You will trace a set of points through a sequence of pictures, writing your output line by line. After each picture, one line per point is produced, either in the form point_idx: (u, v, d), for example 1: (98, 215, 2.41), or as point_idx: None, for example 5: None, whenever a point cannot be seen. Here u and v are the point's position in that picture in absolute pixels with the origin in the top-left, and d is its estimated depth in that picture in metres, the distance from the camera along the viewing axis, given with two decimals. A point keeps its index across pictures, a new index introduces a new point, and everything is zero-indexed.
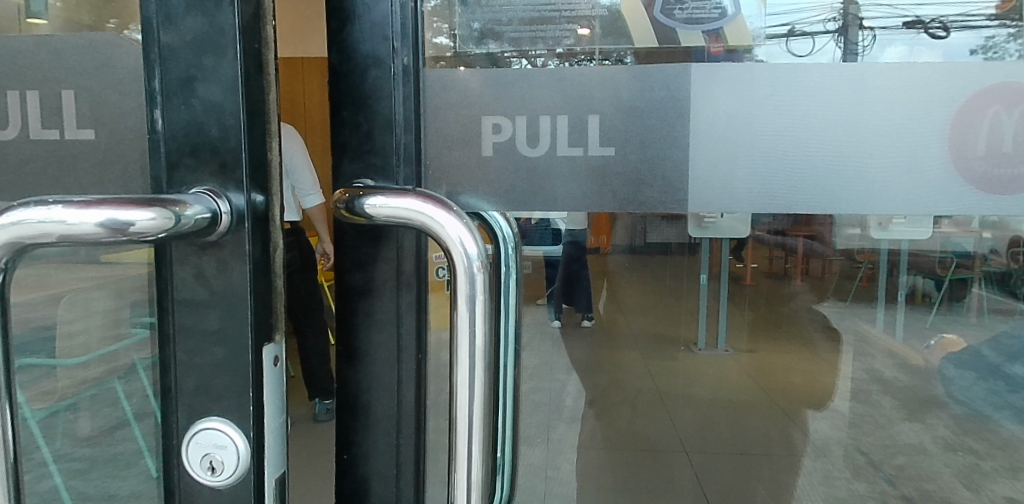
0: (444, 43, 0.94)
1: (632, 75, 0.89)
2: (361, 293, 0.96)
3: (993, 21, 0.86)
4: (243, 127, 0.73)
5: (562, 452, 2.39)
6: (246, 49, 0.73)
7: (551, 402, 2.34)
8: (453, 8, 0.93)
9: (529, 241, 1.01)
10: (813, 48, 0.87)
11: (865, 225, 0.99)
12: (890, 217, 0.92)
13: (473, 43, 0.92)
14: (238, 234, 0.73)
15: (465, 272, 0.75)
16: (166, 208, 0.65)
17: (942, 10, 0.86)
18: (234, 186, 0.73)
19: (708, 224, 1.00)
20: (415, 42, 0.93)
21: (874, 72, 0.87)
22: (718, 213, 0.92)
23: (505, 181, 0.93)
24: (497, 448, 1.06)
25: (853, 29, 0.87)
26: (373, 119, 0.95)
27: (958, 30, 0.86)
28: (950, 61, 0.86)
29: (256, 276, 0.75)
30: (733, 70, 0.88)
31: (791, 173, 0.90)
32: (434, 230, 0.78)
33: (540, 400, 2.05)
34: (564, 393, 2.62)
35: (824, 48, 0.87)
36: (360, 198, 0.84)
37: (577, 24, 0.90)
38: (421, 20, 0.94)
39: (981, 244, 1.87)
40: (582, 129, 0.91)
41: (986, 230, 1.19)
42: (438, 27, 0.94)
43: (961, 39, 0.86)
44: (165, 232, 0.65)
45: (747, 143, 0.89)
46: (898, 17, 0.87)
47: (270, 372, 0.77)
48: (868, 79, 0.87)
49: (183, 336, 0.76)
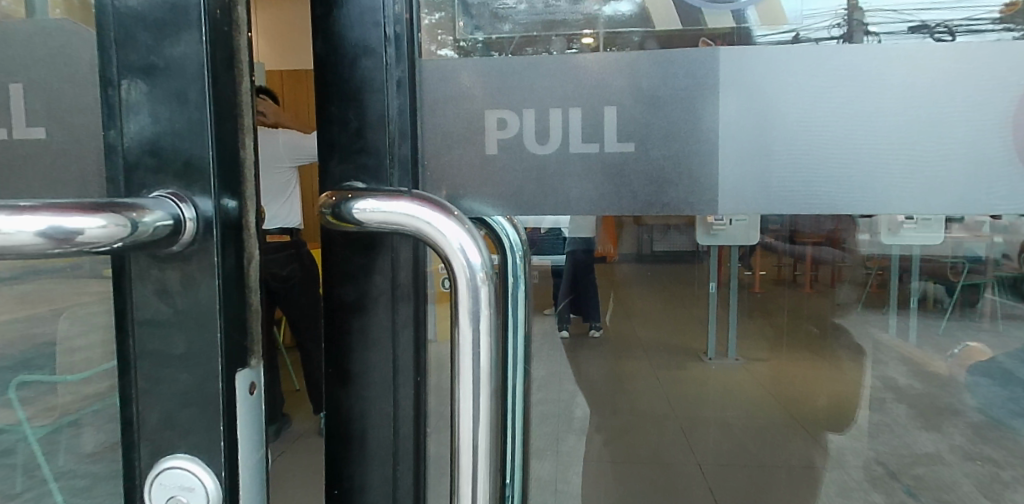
0: (450, 55, 0.84)
1: (654, 61, 0.80)
2: (352, 309, 0.86)
3: (998, 25, 0.77)
4: (208, 120, 0.63)
5: (572, 466, 2.29)
6: (214, 32, 0.63)
7: (561, 413, 2.25)
8: (457, 19, 0.84)
9: (537, 250, 0.95)
10: (819, 57, 0.78)
11: (875, 230, 0.93)
12: (902, 220, 0.84)
13: (479, 54, 0.83)
14: (205, 245, 0.63)
15: (468, 284, 0.66)
16: (119, 214, 0.56)
17: (947, 15, 0.77)
18: (200, 189, 0.63)
19: (718, 231, 0.91)
20: (405, 34, 0.84)
21: (925, 56, 0.78)
22: (728, 217, 0.83)
23: (513, 182, 0.84)
24: (507, 467, 1.02)
25: (858, 35, 0.78)
26: (364, 115, 0.86)
27: (965, 35, 0.77)
28: (1001, 43, 0.77)
29: (227, 291, 0.65)
30: (767, 55, 0.79)
31: (835, 167, 0.80)
32: (431, 239, 0.68)
33: (548, 412, 1.96)
34: (575, 404, 2.51)
35: (833, 57, 0.78)
36: (348, 202, 0.74)
37: (579, 31, 0.82)
38: (419, 33, 0.85)
39: (995, 248, 1.82)
40: (597, 122, 0.81)
41: (1012, 233, 1.12)
42: (444, 38, 0.84)
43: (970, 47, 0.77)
44: (119, 242, 0.56)
45: (785, 138, 0.79)
46: (903, 22, 0.78)
47: (245, 403, 0.67)
48: (919, 65, 0.78)
49: (144, 361, 0.66)
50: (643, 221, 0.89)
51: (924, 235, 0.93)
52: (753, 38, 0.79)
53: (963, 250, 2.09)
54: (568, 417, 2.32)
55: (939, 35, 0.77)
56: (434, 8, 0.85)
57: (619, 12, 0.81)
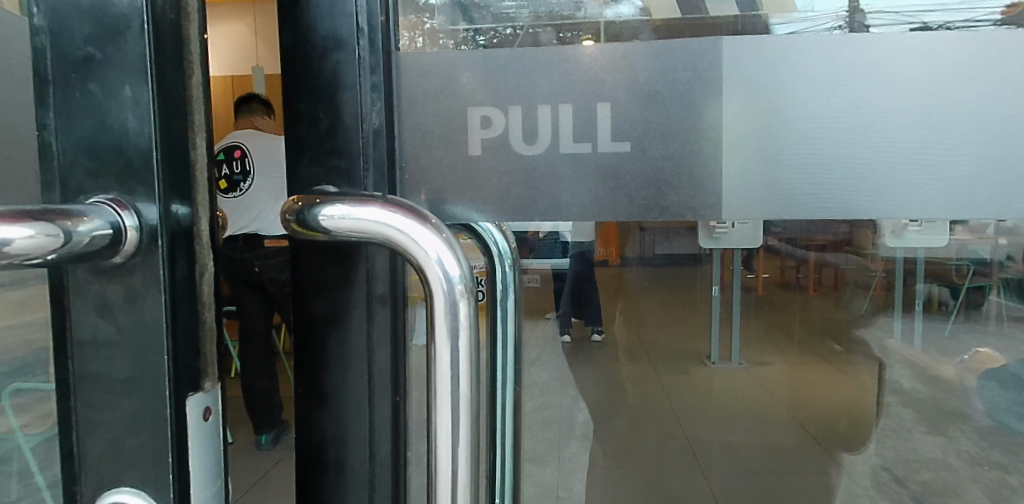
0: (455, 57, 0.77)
1: (651, 53, 0.73)
2: (325, 324, 0.80)
3: (999, 28, 0.70)
4: (153, 118, 0.57)
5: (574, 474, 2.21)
6: (158, 20, 0.57)
7: (560, 419, 2.18)
8: (456, 25, 0.78)
9: (534, 255, 0.91)
10: (830, 50, 0.71)
11: (881, 230, 0.87)
12: (907, 225, 0.77)
13: (478, 50, 0.76)
14: (149, 257, 0.57)
15: (446, 299, 0.59)
16: (52, 222, 0.49)
17: (946, 16, 0.71)
18: (144, 195, 0.56)
19: (720, 235, 0.84)
20: (379, 28, 0.78)
21: (944, 49, 0.71)
22: (731, 222, 0.77)
23: (499, 185, 0.77)
24: (496, 482, 0.99)
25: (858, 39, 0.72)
26: (335, 113, 0.79)
27: (966, 37, 0.70)
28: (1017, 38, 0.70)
29: (176, 308, 0.59)
30: (776, 45, 0.72)
31: (850, 167, 0.73)
32: (404, 249, 0.61)
33: (548, 420, 1.90)
34: (575, 409, 2.46)
35: (843, 50, 0.71)
36: (314, 207, 0.66)
37: (578, 39, 0.75)
38: (397, 28, 0.79)
39: (999, 251, 1.78)
40: (590, 119, 0.74)
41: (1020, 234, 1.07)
42: (444, 43, 0.78)
43: (970, 51, 0.71)
44: (51, 253, 0.49)
45: (794, 136, 0.72)
46: (903, 25, 0.71)
47: (199, 430, 0.61)
48: (938, 57, 0.71)
49: (85, 386, 0.59)
50: (643, 226, 0.82)
51: (935, 236, 0.86)
52: (760, 26, 0.72)
53: (968, 252, 2.03)
54: (568, 422, 2.26)
55: (940, 37, 0.71)
56: (434, 12, 0.79)
57: (621, 17, 0.75)
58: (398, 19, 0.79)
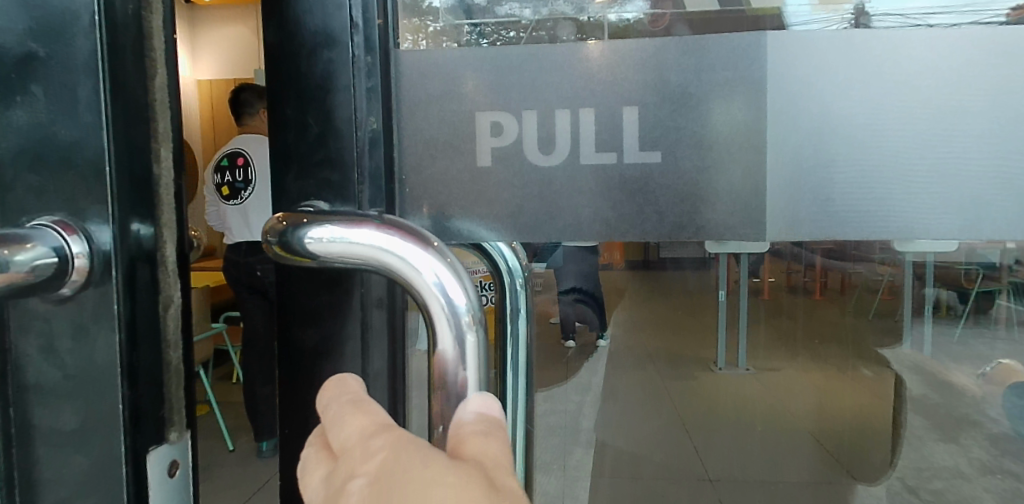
0: (457, 53, 0.68)
1: (684, 50, 0.65)
2: (316, 357, 0.72)
3: (1005, 31, 0.61)
4: (104, 121, 0.48)
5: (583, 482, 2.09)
6: (113, 12, 0.48)
7: (568, 425, 2.07)
8: (460, 22, 0.68)
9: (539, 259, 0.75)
10: (879, 44, 0.62)
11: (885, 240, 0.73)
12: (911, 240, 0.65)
13: (484, 46, 0.68)
14: (103, 290, 0.48)
15: (452, 333, 0.49)
16: None
17: (953, 19, 0.61)
18: (96, 215, 0.48)
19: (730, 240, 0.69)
20: (376, 31, 0.70)
21: (1003, 43, 0.61)
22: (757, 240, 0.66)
23: (512, 200, 0.68)
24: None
25: (868, 41, 0.62)
26: (326, 119, 0.71)
27: (992, 34, 0.61)
28: None
29: (134, 346, 0.50)
30: (821, 38, 0.63)
31: (913, 179, 0.63)
32: (402, 277, 0.51)
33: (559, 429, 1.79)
34: (582, 415, 2.33)
35: (894, 45, 0.62)
36: (299, 228, 0.57)
37: (583, 41, 0.66)
38: (396, 23, 0.71)
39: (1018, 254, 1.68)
40: (614, 126, 0.66)
41: None
42: (446, 43, 0.69)
43: (1007, 50, 0.61)
44: None
45: (847, 142, 0.63)
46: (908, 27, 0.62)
47: (163, 489, 0.52)
48: (1000, 53, 0.61)
49: (30, 437, 0.51)
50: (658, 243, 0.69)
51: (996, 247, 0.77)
52: (786, 23, 0.63)
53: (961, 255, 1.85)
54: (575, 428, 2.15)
55: (947, 38, 0.61)
56: (438, 15, 0.70)
57: (625, 20, 0.66)
58: (397, 20, 0.71)
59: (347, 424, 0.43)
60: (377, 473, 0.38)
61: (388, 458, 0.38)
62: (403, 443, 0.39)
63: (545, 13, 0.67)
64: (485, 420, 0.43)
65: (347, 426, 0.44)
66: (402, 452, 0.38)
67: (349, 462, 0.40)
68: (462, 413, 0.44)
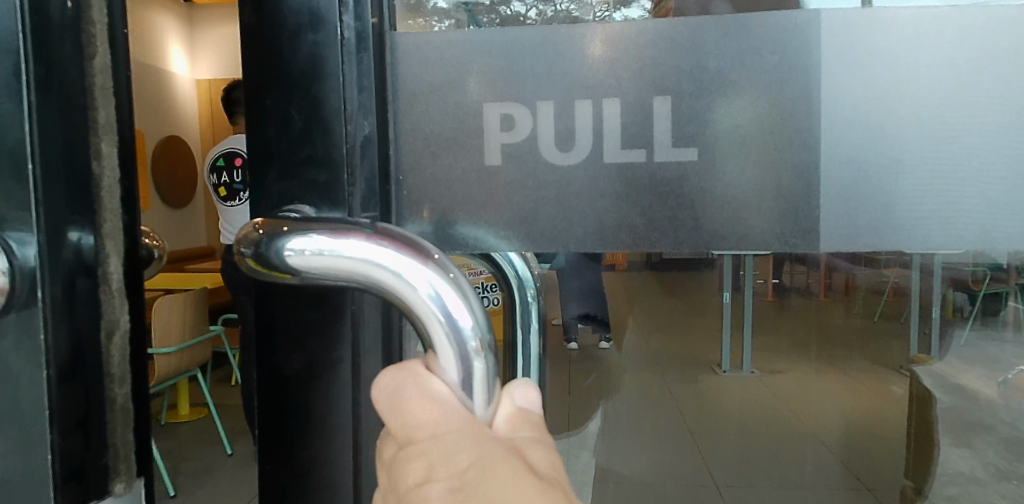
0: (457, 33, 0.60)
1: (724, 32, 0.56)
2: (303, 382, 0.64)
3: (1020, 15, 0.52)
4: (29, 121, 0.46)
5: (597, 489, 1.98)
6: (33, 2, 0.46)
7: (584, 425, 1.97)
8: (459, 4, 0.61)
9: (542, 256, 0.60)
10: (920, 28, 0.53)
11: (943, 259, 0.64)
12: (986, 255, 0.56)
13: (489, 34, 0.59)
14: (30, 310, 0.46)
15: (457, 365, 0.39)
16: None
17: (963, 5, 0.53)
18: (17, 224, 0.46)
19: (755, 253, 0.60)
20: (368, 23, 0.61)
21: None
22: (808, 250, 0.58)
23: (524, 204, 0.60)
24: None
25: (871, 35, 0.54)
26: (310, 111, 0.63)
27: None
28: None
29: (68, 370, 0.48)
30: (857, 26, 0.54)
31: (989, 180, 0.53)
32: (398, 298, 0.42)
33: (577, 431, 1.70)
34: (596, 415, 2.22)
35: (935, 29, 0.53)
36: (279, 238, 0.48)
37: (598, 27, 0.58)
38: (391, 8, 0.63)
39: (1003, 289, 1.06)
40: (643, 119, 0.57)
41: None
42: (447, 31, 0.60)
43: None
44: None
45: (911, 137, 0.54)
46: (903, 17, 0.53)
47: None
48: None
49: None
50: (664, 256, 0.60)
51: None
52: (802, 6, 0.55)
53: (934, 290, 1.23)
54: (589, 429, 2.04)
55: (972, 19, 0.53)
56: (444, 15, 0.61)
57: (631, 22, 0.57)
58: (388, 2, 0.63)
59: (417, 408, 0.38)
60: (460, 481, 0.34)
61: (476, 466, 0.34)
62: (488, 448, 0.35)
63: (550, 14, 0.59)
64: (528, 424, 0.40)
65: (413, 411, 0.38)
66: (489, 462, 0.34)
67: (424, 452, 0.35)
68: (503, 407, 0.40)
